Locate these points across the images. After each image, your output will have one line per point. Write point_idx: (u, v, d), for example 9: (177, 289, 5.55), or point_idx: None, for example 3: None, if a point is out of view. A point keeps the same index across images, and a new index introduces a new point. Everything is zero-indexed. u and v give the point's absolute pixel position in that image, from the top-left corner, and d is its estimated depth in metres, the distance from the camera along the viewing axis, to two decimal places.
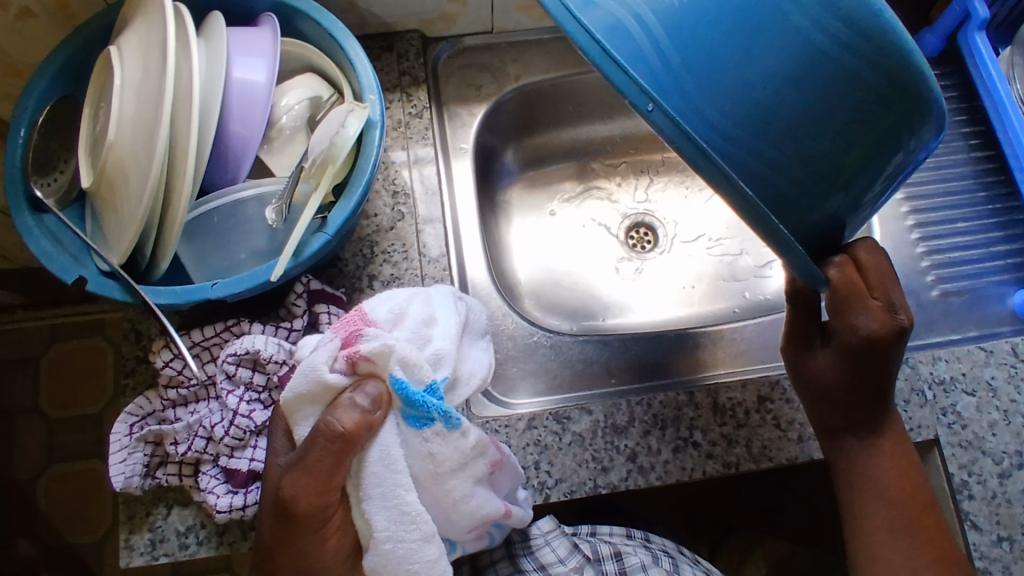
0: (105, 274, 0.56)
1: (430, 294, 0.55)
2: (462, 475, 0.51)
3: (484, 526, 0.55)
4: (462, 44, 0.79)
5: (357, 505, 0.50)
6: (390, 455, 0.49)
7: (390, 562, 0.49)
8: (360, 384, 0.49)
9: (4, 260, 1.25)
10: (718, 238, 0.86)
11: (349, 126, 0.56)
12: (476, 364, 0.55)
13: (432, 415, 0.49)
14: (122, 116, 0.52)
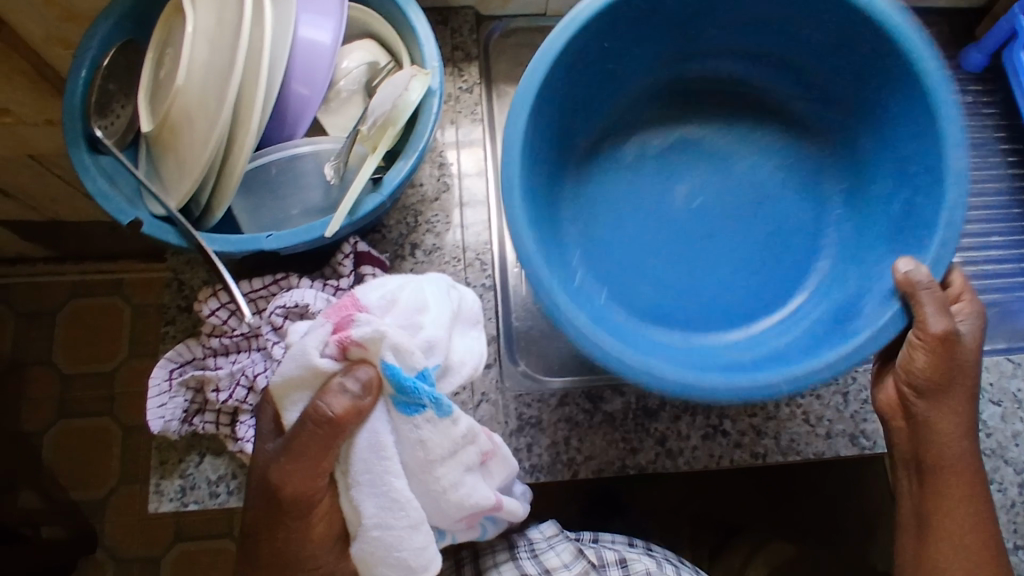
0: (159, 217, 0.57)
1: (427, 284, 0.54)
2: (453, 463, 0.50)
3: (475, 517, 0.54)
4: (515, 24, 0.80)
5: (346, 491, 0.50)
6: (379, 441, 0.48)
7: (377, 549, 0.50)
8: (351, 369, 0.48)
9: (33, 211, 1.25)
10: None
11: (412, 91, 0.56)
12: (469, 354, 0.54)
13: (422, 402, 0.48)
14: (192, 62, 0.53)
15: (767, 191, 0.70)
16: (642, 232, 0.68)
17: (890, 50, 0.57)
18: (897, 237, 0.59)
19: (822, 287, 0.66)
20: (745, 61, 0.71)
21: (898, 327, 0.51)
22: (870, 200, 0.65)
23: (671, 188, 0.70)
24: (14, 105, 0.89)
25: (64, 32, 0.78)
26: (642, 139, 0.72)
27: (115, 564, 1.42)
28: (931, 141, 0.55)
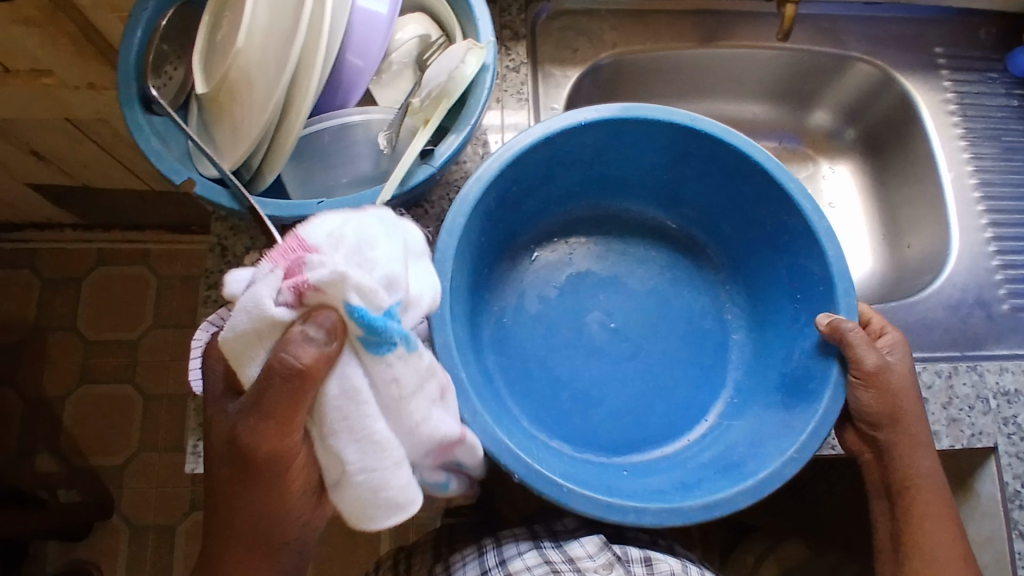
0: (211, 179, 0.57)
1: (370, 215, 0.45)
2: (422, 396, 0.46)
3: (442, 453, 0.51)
4: (562, 5, 0.80)
5: (322, 441, 0.45)
6: (352, 385, 0.43)
7: (364, 494, 0.45)
8: (310, 315, 0.41)
9: (67, 176, 1.26)
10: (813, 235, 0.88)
11: (468, 64, 0.57)
12: (427, 285, 0.48)
13: (394, 340, 0.43)
14: (254, 24, 0.53)
15: (668, 304, 0.81)
16: (587, 361, 0.77)
17: (787, 202, 0.70)
18: (786, 319, 0.75)
19: (735, 402, 0.77)
20: (668, 210, 0.83)
21: (795, 466, 0.61)
22: (769, 319, 0.78)
23: (585, 318, 0.79)
24: (57, 67, 0.89)
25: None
26: (566, 246, 0.82)
27: (131, 530, 1.44)
28: (827, 283, 0.68)
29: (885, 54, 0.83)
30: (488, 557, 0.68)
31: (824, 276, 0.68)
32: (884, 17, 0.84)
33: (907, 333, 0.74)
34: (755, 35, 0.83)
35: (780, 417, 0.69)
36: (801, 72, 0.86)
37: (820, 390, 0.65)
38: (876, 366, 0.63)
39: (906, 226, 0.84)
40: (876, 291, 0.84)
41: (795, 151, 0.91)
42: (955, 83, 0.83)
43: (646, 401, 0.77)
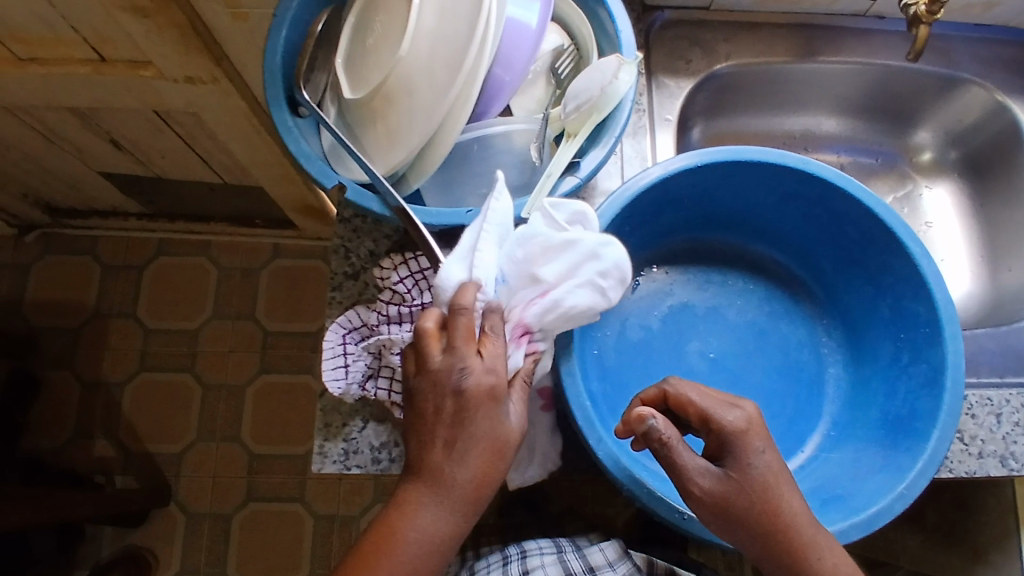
0: (358, 185, 0.58)
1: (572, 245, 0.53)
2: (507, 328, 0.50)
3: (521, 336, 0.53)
4: (676, 16, 0.80)
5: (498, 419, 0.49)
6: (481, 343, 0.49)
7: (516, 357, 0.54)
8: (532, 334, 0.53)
9: (140, 165, 1.27)
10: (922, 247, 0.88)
11: (619, 82, 0.56)
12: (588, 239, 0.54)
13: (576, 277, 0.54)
14: (418, 35, 0.54)
15: (764, 339, 0.67)
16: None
17: (895, 242, 0.58)
18: (909, 352, 0.59)
19: (833, 437, 0.64)
20: (762, 242, 0.70)
21: (908, 503, 0.51)
22: (869, 349, 0.65)
23: (682, 346, 0.66)
24: (159, 59, 0.88)
25: None
26: (668, 272, 0.69)
27: (186, 518, 1.45)
28: (932, 327, 0.57)
29: (998, 77, 0.82)
30: (511, 565, 0.63)
31: (929, 316, 0.57)
32: (994, 38, 0.84)
33: (1018, 359, 0.72)
34: (868, 50, 0.82)
35: (872, 456, 0.59)
36: (906, 90, 0.85)
37: (923, 435, 0.54)
38: (707, 489, 0.48)
39: (1007, 250, 0.84)
40: (975, 313, 0.83)
41: (892, 168, 0.91)
42: None
43: None
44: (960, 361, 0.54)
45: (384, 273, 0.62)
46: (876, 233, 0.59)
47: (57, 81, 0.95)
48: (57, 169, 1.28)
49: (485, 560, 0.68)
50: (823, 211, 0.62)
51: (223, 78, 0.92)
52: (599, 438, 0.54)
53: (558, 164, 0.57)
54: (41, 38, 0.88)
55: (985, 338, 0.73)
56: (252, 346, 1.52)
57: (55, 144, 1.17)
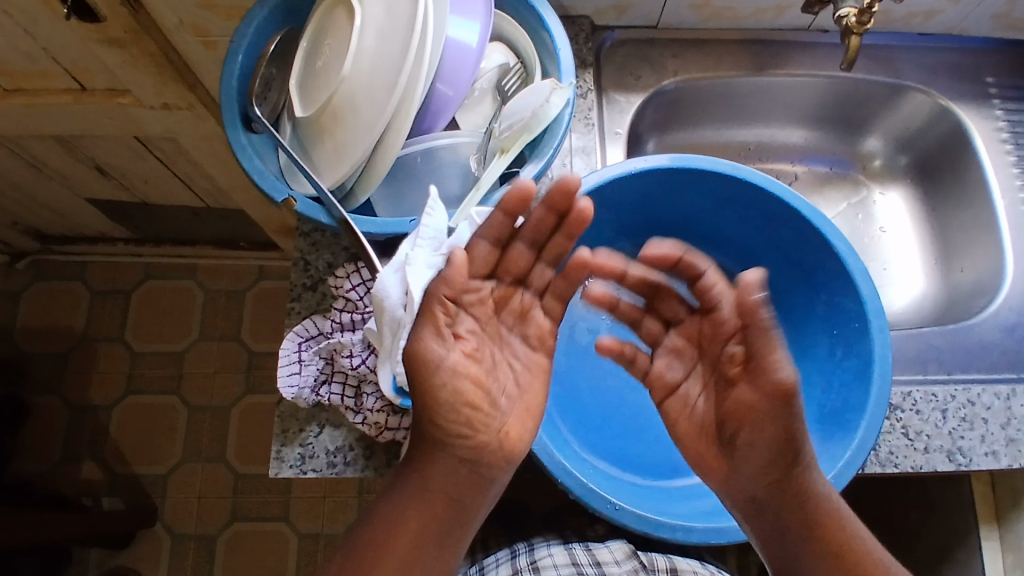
0: (309, 199, 0.61)
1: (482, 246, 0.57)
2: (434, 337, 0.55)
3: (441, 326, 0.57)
4: (626, 35, 0.83)
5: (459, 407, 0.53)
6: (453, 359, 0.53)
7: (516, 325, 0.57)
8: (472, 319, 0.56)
9: (125, 191, 1.30)
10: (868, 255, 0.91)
11: (552, 105, 0.60)
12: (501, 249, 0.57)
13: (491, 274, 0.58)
14: (361, 54, 0.57)
15: None
16: (622, 387, 0.69)
17: (824, 243, 0.61)
18: (842, 347, 0.62)
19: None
20: (706, 248, 0.72)
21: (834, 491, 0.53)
22: (806, 349, 0.67)
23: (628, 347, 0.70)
24: (136, 87, 0.92)
25: (199, 20, 0.80)
26: (615, 278, 0.73)
27: (171, 539, 1.45)
28: (861, 321, 0.59)
29: (941, 84, 0.85)
30: (519, 558, 0.67)
31: (858, 310, 0.59)
32: (939, 47, 0.86)
33: (965, 356, 0.73)
34: (813, 63, 0.85)
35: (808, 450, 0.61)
36: (853, 101, 0.88)
37: (855, 425, 0.56)
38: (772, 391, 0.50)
39: (956, 252, 0.86)
40: (929, 314, 0.85)
41: (846, 176, 0.94)
42: (1008, 113, 0.84)
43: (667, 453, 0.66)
44: (886, 354, 0.57)
45: (336, 282, 0.65)
46: (807, 238, 0.62)
47: (39, 110, 0.99)
48: (44, 196, 1.31)
49: (489, 557, 0.70)
50: (756, 217, 0.65)
51: (198, 104, 0.95)
52: (534, 432, 0.56)
53: (490, 182, 0.60)
54: (22, 69, 0.92)
55: (933, 335, 0.74)
56: (237, 367, 1.54)
57: (41, 172, 1.21)
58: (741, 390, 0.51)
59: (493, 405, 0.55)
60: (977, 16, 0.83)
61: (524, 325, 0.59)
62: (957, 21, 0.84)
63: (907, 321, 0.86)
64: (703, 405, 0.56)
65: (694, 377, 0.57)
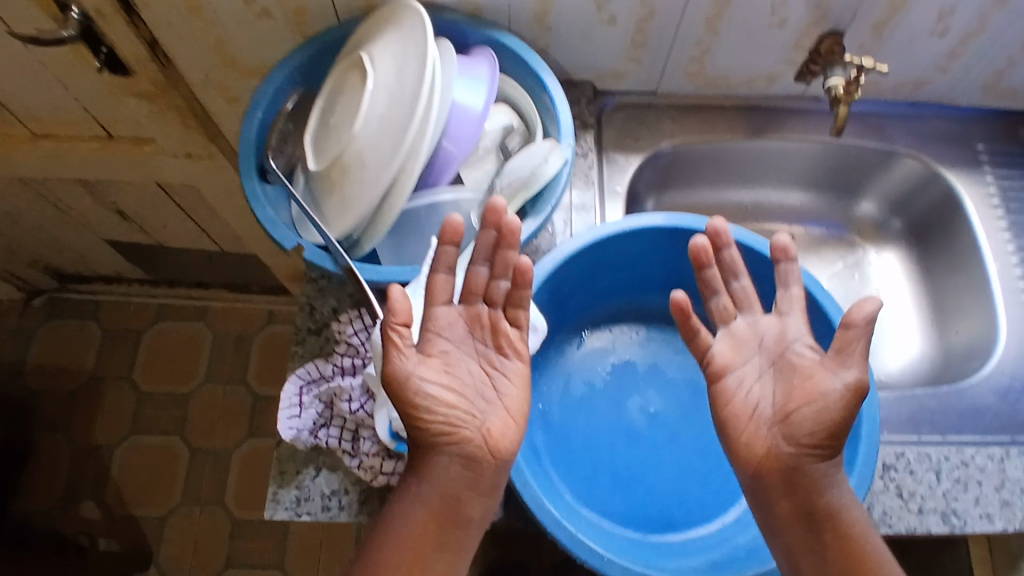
0: (316, 247, 0.64)
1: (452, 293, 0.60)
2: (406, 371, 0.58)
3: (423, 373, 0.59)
4: (626, 99, 0.87)
5: (441, 403, 0.55)
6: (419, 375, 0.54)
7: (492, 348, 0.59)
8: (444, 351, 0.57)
9: (142, 234, 1.35)
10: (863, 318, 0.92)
11: (550, 163, 0.64)
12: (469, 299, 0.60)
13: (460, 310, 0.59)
14: (371, 115, 0.61)
15: (702, 395, 0.71)
16: (618, 442, 0.69)
17: (812, 301, 0.66)
18: None
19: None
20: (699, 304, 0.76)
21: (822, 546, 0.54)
22: None
23: (624, 400, 0.71)
24: (161, 137, 0.97)
25: (223, 77, 0.85)
26: (611, 331, 0.75)
27: None
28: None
29: (930, 150, 0.88)
30: None
31: None
32: (928, 116, 0.90)
33: (960, 417, 0.73)
34: (806, 128, 0.88)
35: None
36: (845, 166, 0.92)
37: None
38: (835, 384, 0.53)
39: (951, 315, 0.87)
40: (925, 375, 0.86)
41: (841, 239, 0.96)
42: (998, 180, 0.87)
43: (658, 507, 0.66)
44: (872, 413, 0.58)
45: (340, 327, 0.68)
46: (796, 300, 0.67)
47: (67, 156, 1.04)
48: (65, 236, 1.36)
49: None
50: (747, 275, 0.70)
51: (218, 154, 1.00)
52: (525, 481, 0.57)
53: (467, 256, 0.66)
54: (54, 117, 0.98)
55: (926, 398, 0.74)
56: (242, 410, 1.55)
57: (64, 214, 1.26)
58: (819, 378, 0.55)
59: (472, 404, 0.56)
60: (966, 87, 0.85)
61: (494, 336, 0.59)
62: (946, 92, 0.87)
63: (901, 382, 0.86)
64: (761, 391, 0.57)
65: (753, 366, 0.59)
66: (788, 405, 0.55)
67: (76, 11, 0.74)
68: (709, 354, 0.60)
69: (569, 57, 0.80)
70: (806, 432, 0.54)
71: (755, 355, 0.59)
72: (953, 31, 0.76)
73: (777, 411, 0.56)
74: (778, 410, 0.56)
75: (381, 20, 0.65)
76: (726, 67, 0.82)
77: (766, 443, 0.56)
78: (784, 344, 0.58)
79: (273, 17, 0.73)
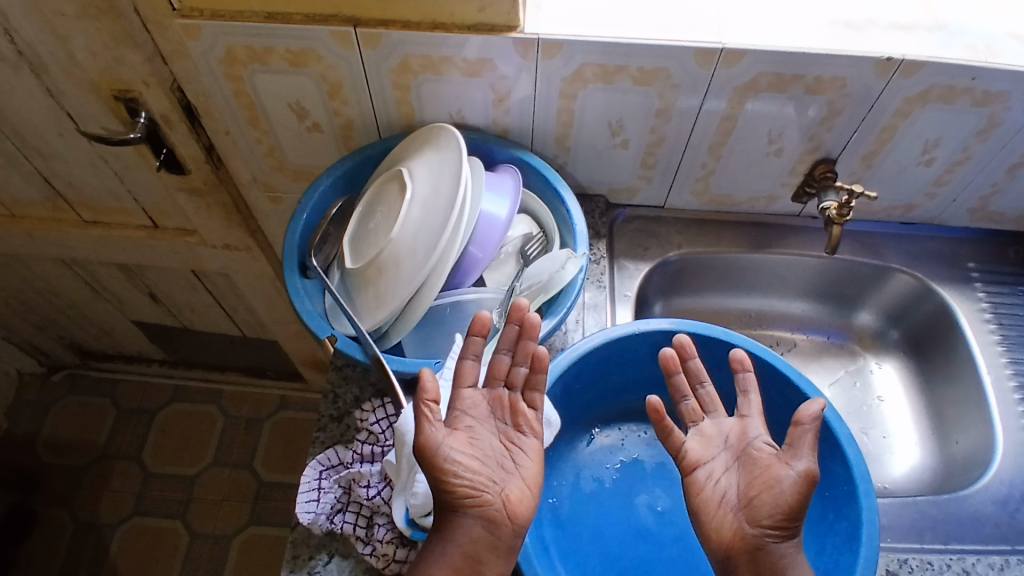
0: (348, 337, 0.69)
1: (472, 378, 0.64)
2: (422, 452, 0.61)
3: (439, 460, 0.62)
4: (637, 212, 0.95)
5: (465, 468, 0.57)
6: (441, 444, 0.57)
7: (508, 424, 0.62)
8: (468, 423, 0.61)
9: (170, 316, 1.40)
10: (865, 428, 0.94)
11: (567, 270, 0.69)
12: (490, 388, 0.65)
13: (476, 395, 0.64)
14: (408, 220, 0.68)
15: None
16: (627, 540, 0.71)
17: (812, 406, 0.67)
18: (832, 511, 0.65)
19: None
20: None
21: None
22: None
23: (633, 499, 0.73)
24: (204, 229, 1.04)
25: (270, 178, 0.93)
26: (620, 429, 0.79)
27: None
28: (849, 484, 0.63)
29: (922, 268, 0.93)
30: None
31: (845, 474, 0.64)
32: (919, 236, 0.96)
33: (960, 526, 0.74)
34: (804, 242, 0.94)
35: None
36: (843, 280, 0.97)
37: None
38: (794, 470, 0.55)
39: (951, 425, 0.89)
40: (927, 484, 0.88)
41: (842, 346, 1.01)
42: (989, 296, 0.92)
43: None
44: (872, 516, 0.60)
45: (363, 414, 0.71)
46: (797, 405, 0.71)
47: (112, 241, 1.11)
48: (96, 315, 1.42)
49: None
50: None
51: (254, 246, 1.07)
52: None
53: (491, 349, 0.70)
54: (107, 206, 1.06)
55: (926, 504, 0.75)
56: (246, 495, 1.55)
57: (99, 294, 1.32)
58: (777, 465, 0.57)
59: (493, 472, 0.59)
60: (956, 209, 0.91)
61: (513, 415, 0.62)
62: (936, 215, 0.93)
63: (904, 492, 0.88)
64: (728, 482, 0.60)
65: (723, 458, 0.61)
66: (750, 492, 0.58)
67: (146, 117, 0.83)
68: (683, 451, 0.63)
69: (586, 172, 0.88)
70: (765, 513, 0.56)
71: (722, 450, 0.62)
72: (938, 161, 0.83)
73: (740, 498, 0.58)
74: (742, 497, 0.58)
75: (420, 139, 0.73)
76: (730, 186, 0.90)
77: (733, 527, 0.57)
78: (746, 440, 0.61)
79: (323, 130, 0.82)
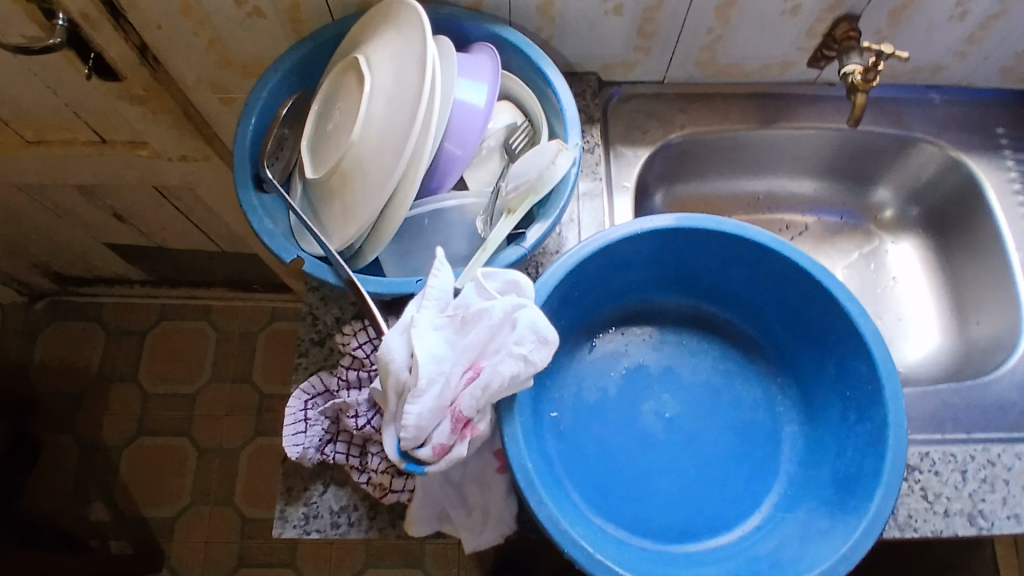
0: (316, 258, 0.61)
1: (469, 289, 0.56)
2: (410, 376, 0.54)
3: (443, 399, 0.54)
4: (634, 90, 0.85)
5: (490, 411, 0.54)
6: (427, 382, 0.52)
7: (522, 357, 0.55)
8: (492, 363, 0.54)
9: (142, 236, 1.32)
10: (879, 310, 0.89)
11: (558, 165, 0.61)
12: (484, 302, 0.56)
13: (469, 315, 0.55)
14: (370, 120, 0.59)
15: (719, 397, 0.70)
16: (633, 449, 0.67)
17: (833, 302, 0.62)
18: (856, 413, 0.61)
19: (788, 496, 0.66)
20: (714, 302, 0.74)
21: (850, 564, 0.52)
22: (822, 409, 0.67)
23: (638, 406, 0.69)
24: (157, 142, 0.94)
25: (218, 77, 0.82)
26: (623, 334, 0.74)
27: None
28: (873, 385, 0.59)
29: (949, 135, 0.84)
30: None
31: (870, 374, 0.59)
32: (946, 98, 0.86)
33: (981, 414, 0.71)
34: (821, 114, 0.85)
35: (826, 521, 0.59)
36: (861, 154, 0.88)
37: (867, 493, 0.56)
38: None
39: (972, 305, 0.84)
40: (946, 368, 0.83)
41: (858, 226, 0.94)
42: (1020, 163, 0.83)
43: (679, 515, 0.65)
44: (899, 418, 0.56)
45: (344, 338, 0.65)
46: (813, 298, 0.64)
47: (61, 162, 1.01)
48: (64, 240, 1.34)
49: None
50: (757, 270, 0.66)
51: (214, 155, 0.97)
52: (540, 500, 0.54)
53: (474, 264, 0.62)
54: (47, 122, 0.95)
55: (947, 394, 0.72)
56: (248, 409, 1.54)
57: (62, 218, 1.24)
58: None
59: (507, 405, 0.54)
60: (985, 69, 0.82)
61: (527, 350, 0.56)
62: (964, 74, 0.83)
63: (920, 376, 0.84)
64: None
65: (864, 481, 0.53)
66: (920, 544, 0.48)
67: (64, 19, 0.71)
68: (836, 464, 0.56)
69: (574, 49, 0.77)
70: None
71: None
72: (972, 13, 0.73)
73: None
74: None
75: (378, 18, 0.62)
76: (737, 56, 0.79)
77: None
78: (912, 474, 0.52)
79: (266, 15, 0.71)
